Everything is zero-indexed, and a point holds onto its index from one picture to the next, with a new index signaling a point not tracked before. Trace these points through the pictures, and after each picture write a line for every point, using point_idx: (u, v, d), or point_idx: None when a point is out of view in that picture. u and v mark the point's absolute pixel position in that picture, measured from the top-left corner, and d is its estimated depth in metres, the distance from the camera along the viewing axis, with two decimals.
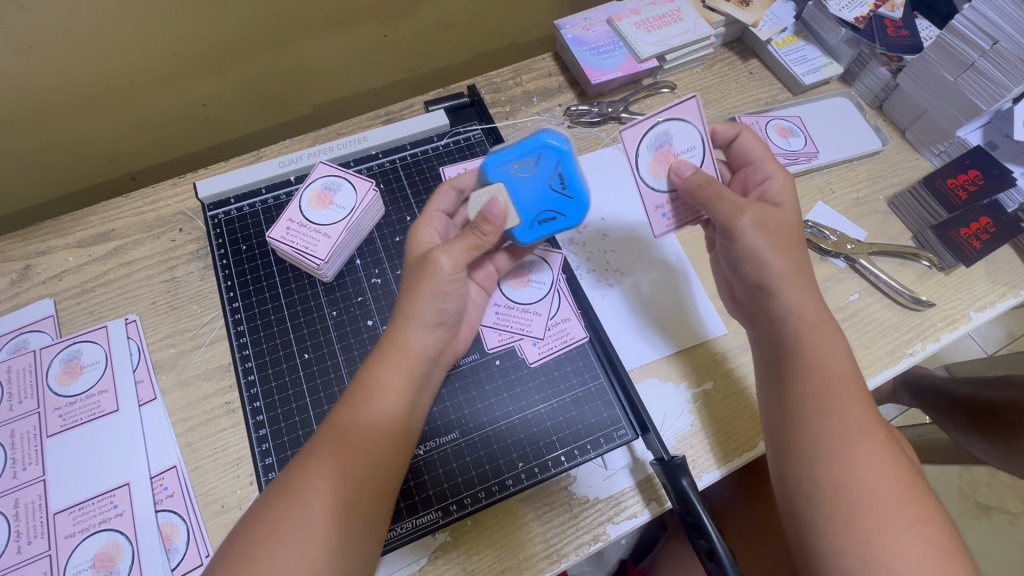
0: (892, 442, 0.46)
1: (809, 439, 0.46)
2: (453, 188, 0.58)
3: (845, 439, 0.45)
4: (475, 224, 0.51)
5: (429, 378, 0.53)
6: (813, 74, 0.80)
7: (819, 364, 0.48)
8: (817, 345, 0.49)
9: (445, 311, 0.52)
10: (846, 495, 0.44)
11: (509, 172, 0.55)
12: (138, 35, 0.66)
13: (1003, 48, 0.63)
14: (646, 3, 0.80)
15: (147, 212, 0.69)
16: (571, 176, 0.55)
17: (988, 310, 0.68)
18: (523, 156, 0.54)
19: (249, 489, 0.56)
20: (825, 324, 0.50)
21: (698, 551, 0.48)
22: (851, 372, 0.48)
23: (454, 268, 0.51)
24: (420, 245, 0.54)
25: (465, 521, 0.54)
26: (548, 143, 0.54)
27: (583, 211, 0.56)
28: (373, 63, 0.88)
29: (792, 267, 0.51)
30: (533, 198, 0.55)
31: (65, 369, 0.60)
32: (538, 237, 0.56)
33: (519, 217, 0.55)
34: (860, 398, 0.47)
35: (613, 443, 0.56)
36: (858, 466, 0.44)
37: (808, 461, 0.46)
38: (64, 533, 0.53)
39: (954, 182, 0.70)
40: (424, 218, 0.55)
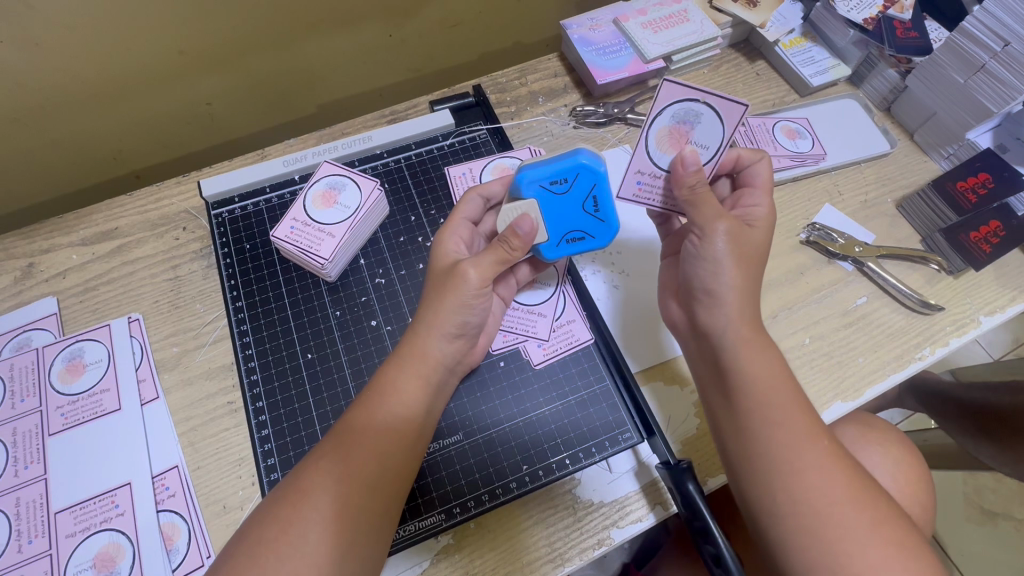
0: (834, 447, 0.45)
1: (762, 455, 0.45)
2: (479, 197, 0.57)
3: (792, 448, 0.45)
4: (505, 239, 0.51)
5: (445, 386, 0.53)
6: (821, 75, 0.79)
7: (759, 379, 0.47)
8: (754, 354, 0.48)
9: (469, 323, 0.52)
10: (806, 507, 0.43)
11: (543, 189, 0.53)
12: (143, 33, 0.66)
13: (1014, 49, 0.62)
14: (652, 3, 0.79)
15: (151, 210, 0.69)
16: (605, 200, 0.54)
17: (998, 314, 0.67)
18: (560, 175, 0.53)
19: (251, 490, 0.55)
20: (759, 336, 0.49)
21: (704, 556, 0.47)
22: (790, 381, 0.48)
23: (460, 275, 0.50)
24: (443, 255, 0.54)
25: (469, 524, 0.53)
26: (587, 167, 0.52)
27: (611, 234, 0.55)
28: (378, 63, 0.87)
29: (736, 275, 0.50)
30: (562, 216, 0.54)
31: (67, 367, 0.59)
32: (563, 253, 0.57)
33: (546, 233, 0.55)
34: (799, 406, 0.47)
35: (619, 447, 0.56)
36: (809, 475, 0.44)
37: (759, 472, 0.45)
38: (65, 532, 0.52)
39: (964, 185, 0.69)
40: (450, 227, 0.55)
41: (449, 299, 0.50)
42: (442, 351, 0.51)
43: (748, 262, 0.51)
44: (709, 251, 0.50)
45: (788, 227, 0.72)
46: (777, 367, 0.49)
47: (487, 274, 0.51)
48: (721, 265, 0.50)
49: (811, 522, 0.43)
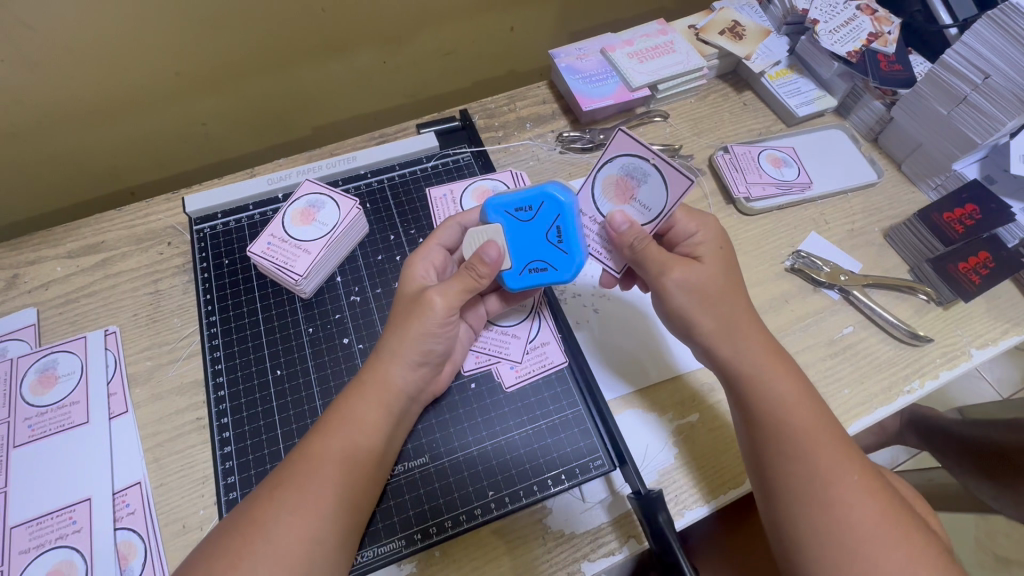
0: (867, 479, 0.45)
1: (786, 483, 0.46)
2: (458, 225, 0.56)
3: (817, 482, 0.45)
4: (471, 265, 0.50)
5: (407, 414, 0.52)
6: (807, 106, 0.80)
7: (783, 404, 0.48)
8: (770, 385, 0.49)
9: (434, 351, 0.51)
10: (832, 537, 0.43)
11: (509, 217, 0.53)
12: (142, 54, 0.68)
13: (995, 82, 0.63)
14: (640, 34, 0.81)
15: (138, 225, 0.70)
16: (570, 230, 0.52)
17: (990, 347, 0.65)
18: (525, 201, 0.53)
19: (211, 510, 0.54)
20: (779, 365, 0.50)
21: None
22: (818, 409, 0.48)
23: (426, 303, 0.49)
24: (411, 280, 0.53)
25: (433, 551, 0.52)
26: (553, 195, 0.52)
27: (574, 268, 0.53)
28: (374, 89, 0.90)
29: (745, 313, 0.52)
30: (527, 243, 0.53)
31: (39, 379, 0.59)
32: (525, 284, 0.54)
33: (510, 260, 0.53)
34: (826, 437, 0.46)
35: (590, 475, 0.54)
36: (837, 510, 0.43)
37: (784, 507, 0.46)
38: (18, 548, 0.51)
39: (951, 216, 0.68)
40: (421, 251, 0.54)
41: (413, 327, 0.49)
42: (408, 379, 0.50)
43: (736, 296, 0.52)
44: (686, 291, 0.52)
45: (773, 254, 0.71)
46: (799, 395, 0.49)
47: (456, 303, 0.50)
48: (690, 311, 0.52)
49: (841, 561, 0.42)
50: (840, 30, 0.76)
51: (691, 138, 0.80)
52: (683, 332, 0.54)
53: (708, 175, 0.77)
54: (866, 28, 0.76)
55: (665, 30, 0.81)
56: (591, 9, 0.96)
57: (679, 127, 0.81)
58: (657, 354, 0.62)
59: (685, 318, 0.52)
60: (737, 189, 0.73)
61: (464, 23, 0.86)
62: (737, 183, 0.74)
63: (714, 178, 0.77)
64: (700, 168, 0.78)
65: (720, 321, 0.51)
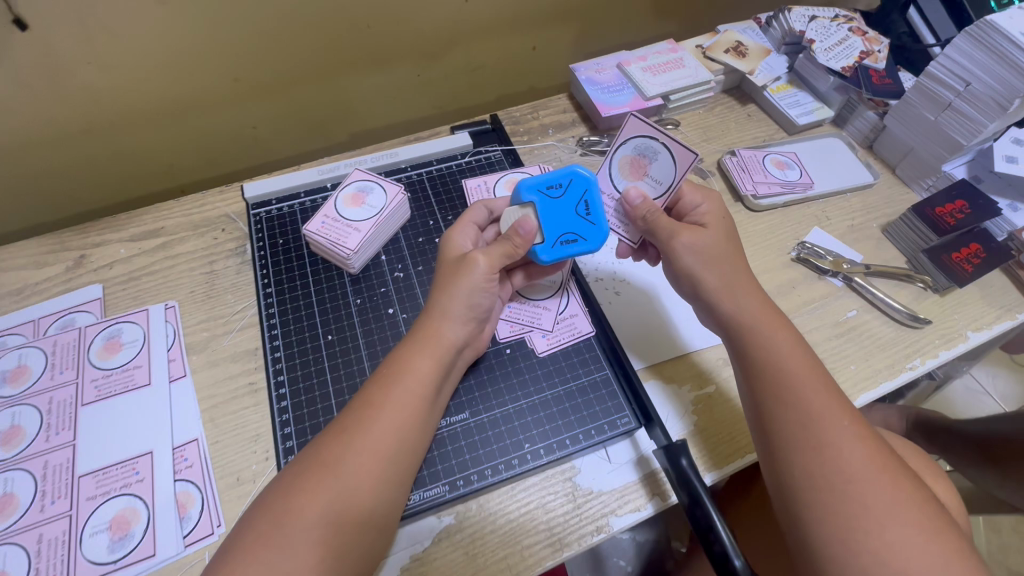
0: (857, 425, 0.49)
1: (783, 430, 0.50)
2: (485, 207, 0.62)
3: (812, 426, 0.49)
4: (508, 236, 0.56)
5: (450, 377, 0.56)
6: (807, 116, 0.87)
7: (780, 357, 0.53)
8: (769, 339, 0.54)
9: (479, 307, 0.56)
10: (822, 481, 0.47)
11: (541, 195, 0.59)
12: (209, 62, 0.76)
13: (976, 88, 0.70)
14: (652, 51, 0.89)
15: (195, 214, 0.76)
16: (596, 204, 0.59)
17: (985, 330, 0.70)
18: (554, 180, 0.59)
19: (264, 464, 0.58)
20: (776, 323, 0.56)
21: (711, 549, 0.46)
22: (812, 363, 0.53)
23: (471, 262, 0.55)
24: (452, 249, 0.58)
25: (470, 505, 0.56)
26: (580, 175, 0.59)
27: (602, 238, 0.58)
28: (407, 100, 0.98)
29: (743, 277, 0.58)
30: (558, 218, 0.59)
31: (105, 345, 0.64)
32: (558, 257, 0.58)
33: (543, 236, 0.58)
34: (819, 386, 0.51)
35: (618, 431, 0.58)
36: (829, 453, 0.48)
37: (780, 450, 0.50)
38: (85, 495, 0.55)
39: (942, 210, 0.73)
40: (457, 226, 0.60)
41: (460, 284, 0.54)
42: (452, 339, 0.54)
43: (738, 261, 0.59)
44: (694, 253, 0.58)
45: (779, 246, 0.77)
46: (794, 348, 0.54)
47: (497, 265, 0.55)
48: (697, 271, 0.58)
49: (831, 496, 0.46)
50: (834, 49, 0.85)
51: (700, 144, 0.87)
52: (692, 293, 0.60)
53: (718, 176, 0.84)
54: (858, 47, 0.85)
55: (675, 49, 0.89)
56: (606, 31, 1.05)
57: (689, 134, 0.89)
58: (676, 330, 0.68)
59: (691, 279, 0.59)
60: (744, 187, 0.80)
61: (492, 42, 0.95)
62: (745, 182, 0.80)
63: (723, 179, 0.84)
64: (710, 170, 0.84)
65: (721, 281, 0.57)
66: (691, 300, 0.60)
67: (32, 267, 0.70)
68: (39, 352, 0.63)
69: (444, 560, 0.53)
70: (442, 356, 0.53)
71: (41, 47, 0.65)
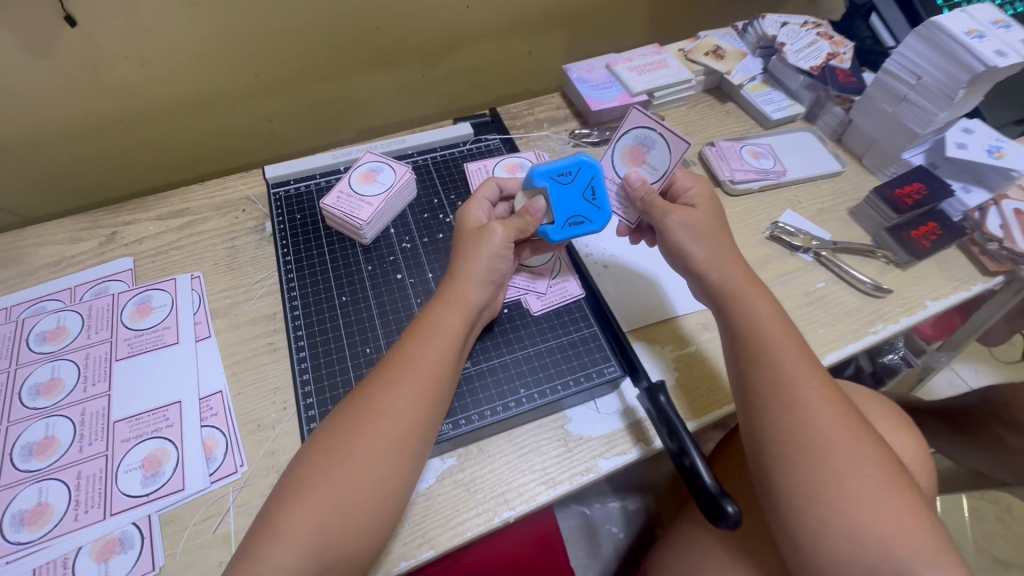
0: (828, 387, 0.52)
1: (757, 388, 0.53)
2: (497, 184, 0.69)
3: (785, 385, 0.52)
4: (523, 215, 0.63)
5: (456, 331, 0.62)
6: (780, 112, 0.95)
7: (758, 322, 0.57)
8: (749, 305, 0.58)
9: (499, 272, 0.62)
10: (788, 437, 0.50)
11: (552, 181, 0.65)
12: (235, 60, 0.84)
13: (926, 81, 0.77)
14: (638, 54, 0.98)
15: (218, 196, 0.83)
16: (602, 190, 0.65)
17: (943, 300, 0.76)
18: (564, 168, 0.65)
19: (282, 413, 0.63)
20: (756, 291, 0.59)
21: (688, 475, 0.52)
22: (788, 328, 0.56)
23: (489, 232, 0.61)
24: (469, 222, 0.64)
25: (471, 448, 0.61)
26: (587, 162, 0.65)
27: (606, 218, 0.66)
28: (413, 99, 1.06)
29: (726, 250, 0.62)
30: (567, 203, 0.65)
31: (137, 309, 0.70)
32: (567, 236, 0.65)
33: (553, 217, 0.65)
34: (795, 351, 0.54)
35: (605, 379, 0.64)
36: (797, 410, 0.51)
37: (754, 406, 0.53)
38: (120, 437, 0.60)
39: (902, 192, 0.81)
40: (473, 202, 0.66)
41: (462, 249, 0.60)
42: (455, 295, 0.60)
43: (723, 237, 0.64)
44: (685, 229, 0.63)
45: (755, 226, 0.84)
46: (773, 315, 0.58)
47: (512, 237, 0.62)
48: (688, 243, 0.63)
49: (796, 449, 0.49)
50: (804, 51, 0.93)
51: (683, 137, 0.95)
52: (681, 265, 0.64)
53: (699, 165, 0.91)
54: (824, 50, 0.93)
55: (659, 51, 0.98)
56: (595, 38, 1.14)
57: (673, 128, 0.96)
58: (660, 297, 0.74)
59: (679, 253, 0.63)
60: (722, 173, 0.87)
61: (490, 46, 1.03)
62: (723, 169, 0.87)
63: (704, 168, 0.91)
64: (692, 160, 0.92)
65: (706, 253, 0.62)
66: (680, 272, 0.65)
67: (68, 242, 0.77)
68: (76, 315, 0.69)
69: (447, 494, 0.58)
70: (447, 307, 0.58)
71: (86, 41, 0.72)
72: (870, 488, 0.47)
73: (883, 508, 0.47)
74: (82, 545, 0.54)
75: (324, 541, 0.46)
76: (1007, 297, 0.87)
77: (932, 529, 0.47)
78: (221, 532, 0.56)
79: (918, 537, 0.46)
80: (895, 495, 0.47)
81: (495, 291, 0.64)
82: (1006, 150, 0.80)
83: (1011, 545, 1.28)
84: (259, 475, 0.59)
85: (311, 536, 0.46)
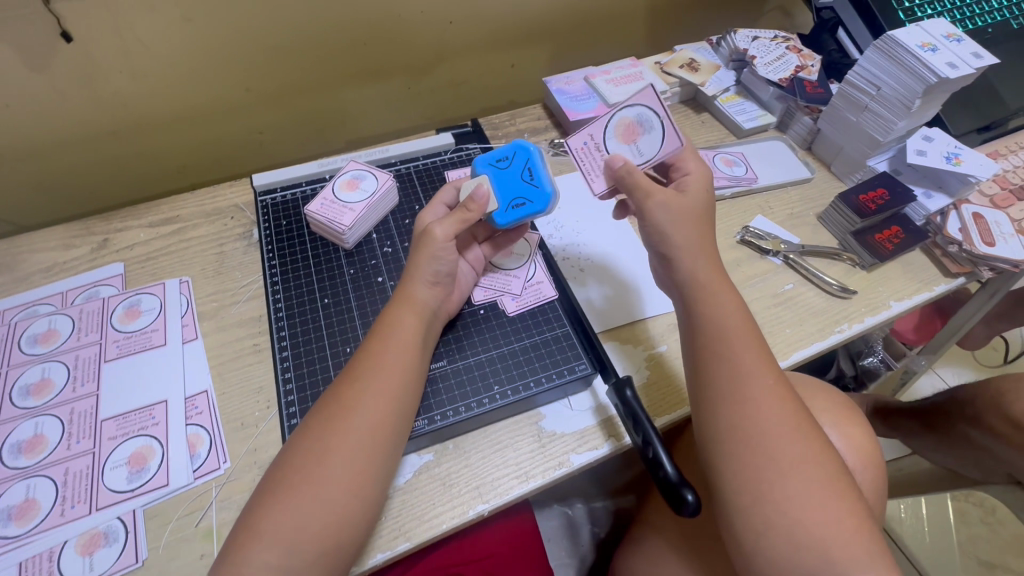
0: (780, 386, 0.54)
1: (713, 385, 0.55)
2: (453, 186, 0.71)
3: (740, 381, 0.54)
4: (464, 204, 0.64)
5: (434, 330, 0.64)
6: (752, 121, 0.99)
7: (719, 319, 0.58)
8: (715, 300, 0.59)
9: (442, 272, 0.63)
10: (740, 433, 0.52)
11: (493, 168, 0.70)
12: (227, 74, 0.87)
13: (885, 92, 0.81)
14: (615, 66, 1.01)
15: (207, 204, 0.85)
16: (537, 170, 0.68)
17: (906, 300, 0.79)
18: (502, 155, 0.70)
19: (265, 411, 0.65)
20: (723, 286, 0.60)
21: (653, 465, 0.55)
22: (748, 326, 0.58)
23: (429, 234, 0.62)
24: (419, 224, 0.67)
25: (447, 445, 0.63)
26: (521, 146, 0.69)
27: (547, 198, 0.67)
28: (400, 111, 1.09)
29: (703, 239, 0.62)
30: (508, 186, 0.69)
31: (126, 313, 0.72)
32: (512, 219, 0.68)
33: (498, 203, 0.68)
34: (754, 352, 0.56)
35: (576, 375, 0.67)
36: (748, 408, 0.53)
37: (707, 405, 0.55)
38: (108, 435, 0.62)
39: (867, 197, 0.83)
40: (427, 207, 0.68)
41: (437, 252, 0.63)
42: (433, 297, 0.62)
43: (702, 224, 0.63)
44: (667, 212, 0.61)
45: (727, 231, 0.87)
46: (736, 310, 0.59)
47: (453, 232, 0.62)
48: (670, 227, 0.61)
49: (749, 446, 0.51)
50: (773, 64, 0.97)
51: None
52: (659, 251, 0.63)
53: None
54: (793, 62, 0.97)
55: (635, 64, 1.02)
56: (577, 52, 1.18)
57: None
58: (633, 299, 0.77)
59: (657, 237, 0.62)
60: None
61: (474, 60, 1.07)
62: None
63: None
64: None
65: (687, 240, 0.61)
66: (657, 259, 0.64)
67: (61, 248, 0.79)
68: (67, 319, 0.72)
69: (422, 489, 0.60)
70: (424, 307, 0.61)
71: (81, 56, 0.75)
72: (821, 478, 0.50)
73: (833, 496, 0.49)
74: (68, 539, 0.56)
75: (299, 530, 0.48)
76: (983, 301, 0.91)
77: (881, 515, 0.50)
78: (203, 526, 0.58)
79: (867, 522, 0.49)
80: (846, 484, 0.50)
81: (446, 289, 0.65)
82: (963, 157, 0.83)
83: (995, 547, 1.29)
84: (242, 471, 0.61)
85: (287, 526, 0.48)
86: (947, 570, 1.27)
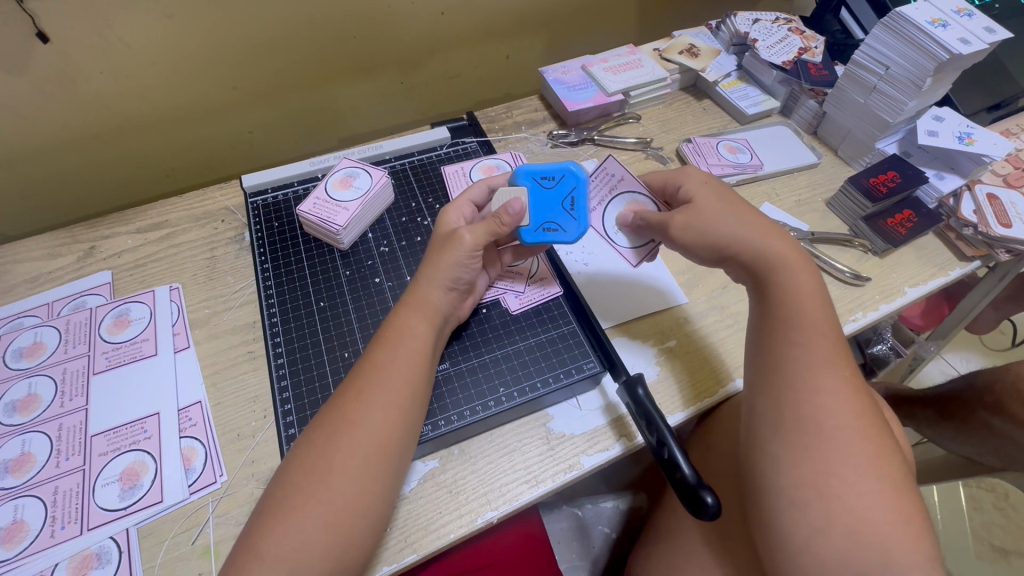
0: (824, 376, 0.51)
1: (776, 378, 0.52)
2: (486, 185, 0.67)
3: (799, 373, 0.51)
4: (497, 215, 0.60)
5: (434, 331, 0.61)
6: (755, 107, 0.96)
7: (787, 306, 0.55)
8: (785, 286, 0.56)
9: (462, 279, 0.61)
10: (801, 428, 0.49)
11: (535, 183, 0.64)
12: (212, 72, 0.84)
13: (894, 71, 0.79)
14: (613, 54, 0.98)
15: (197, 207, 0.82)
16: (581, 203, 0.64)
17: (921, 286, 0.77)
18: (549, 172, 0.64)
19: (262, 421, 0.63)
20: (798, 266, 0.57)
21: (670, 472, 0.52)
22: (820, 308, 0.55)
23: (456, 240, 0.59)
24: (445, 224, 0.63)
25: (453, 450, 0.61)
26: (572, 170, 0.64)
27: (579, 233, 0.64)
28: (393, 106, 1.06)
29: (759, 226, 0.59)
30: (544, 206, 0.64)
31: (115, 322, 0.70)
32: (538, 240, 0.64)
33: (529, 218, 0.63)
34: (809, 340, 0.53)
35: (584, 374, 0.64)
36: (808, 402, 0.50)
37: (770, 395, 0.52)
38: (98, 451, 0.60)
39: (876, 180, 0.81)
40: (455, 203, 0.65)
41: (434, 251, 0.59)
42: (431, 298, 0.59)
43: (741, 211, 0.61)
44: (704, 218, 0.60)
45: None
46: (811, 292, 0.56)
47: (482, 242, 0.60)
48: (715, 228, 0.59)
49: (802, 442, 0.49)
50: (776, 46, 0.94)
51: (660, 134, 0.95)
52: (714, 256, 0.61)
53: (676, 161, 0.91)
54: (796, 45, 0.94)
55: (634, 51, 0.99)
56: (572, 40, 1.15)
57: (650, 126, 0.97)
58: (642, 293, 0.74)
59: (705, 239, 0.60)
60: (700, 168, 0.87)
61: (468, 52, 1.04)
62: (700, 164, 0.88)
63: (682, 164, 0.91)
64: (670, 157, 0.92)
65: (737, 233, 0.59)
66: (712, 261, 0.62)
67: (46, 257, 0.76)
68: (53, 330, 0.69)
69: (428, 498, 0.58)
70: (425, 307, 0.58)
71: (59, 56, 0.72)
72: (851, 478, 0.47)
73: (866, 495, 0.46)
74: (58, 562, 0.53)
75: (303, 547, 0.45)
76: (991, 284, 0.88)
77: (916, 515, 0.47)
78: (200, 543, 0.55)
79: (901, 523, 0.46)
80: (878, 482, 0.47)
81: (453, 295, 0.62)
82: (975, 136, 0.81)
83: (1009, 533, 1.27)
84: (239, 484, 0.59)
85: (288, 544, 0.45)
86: (961, 558, 1.25)
